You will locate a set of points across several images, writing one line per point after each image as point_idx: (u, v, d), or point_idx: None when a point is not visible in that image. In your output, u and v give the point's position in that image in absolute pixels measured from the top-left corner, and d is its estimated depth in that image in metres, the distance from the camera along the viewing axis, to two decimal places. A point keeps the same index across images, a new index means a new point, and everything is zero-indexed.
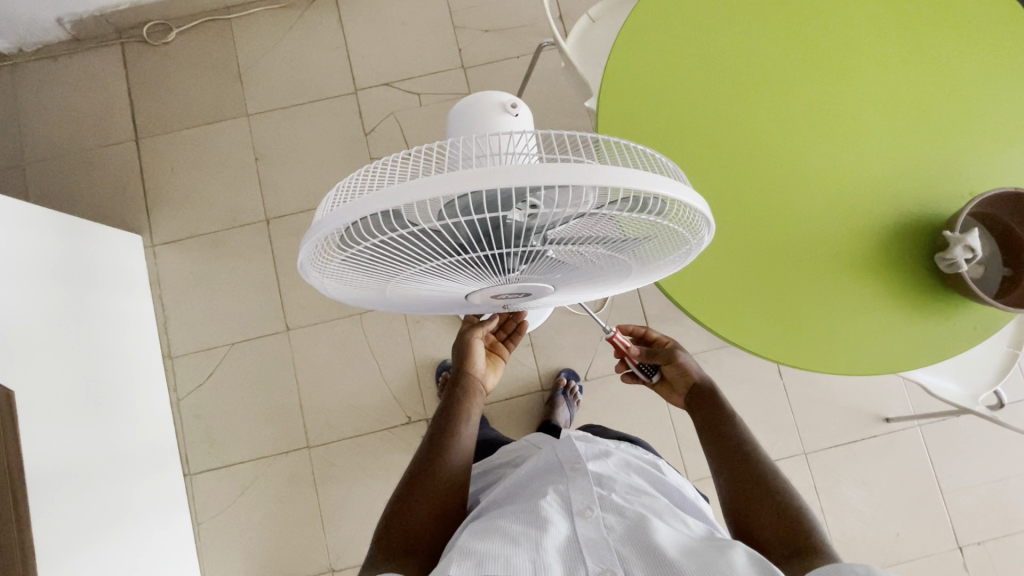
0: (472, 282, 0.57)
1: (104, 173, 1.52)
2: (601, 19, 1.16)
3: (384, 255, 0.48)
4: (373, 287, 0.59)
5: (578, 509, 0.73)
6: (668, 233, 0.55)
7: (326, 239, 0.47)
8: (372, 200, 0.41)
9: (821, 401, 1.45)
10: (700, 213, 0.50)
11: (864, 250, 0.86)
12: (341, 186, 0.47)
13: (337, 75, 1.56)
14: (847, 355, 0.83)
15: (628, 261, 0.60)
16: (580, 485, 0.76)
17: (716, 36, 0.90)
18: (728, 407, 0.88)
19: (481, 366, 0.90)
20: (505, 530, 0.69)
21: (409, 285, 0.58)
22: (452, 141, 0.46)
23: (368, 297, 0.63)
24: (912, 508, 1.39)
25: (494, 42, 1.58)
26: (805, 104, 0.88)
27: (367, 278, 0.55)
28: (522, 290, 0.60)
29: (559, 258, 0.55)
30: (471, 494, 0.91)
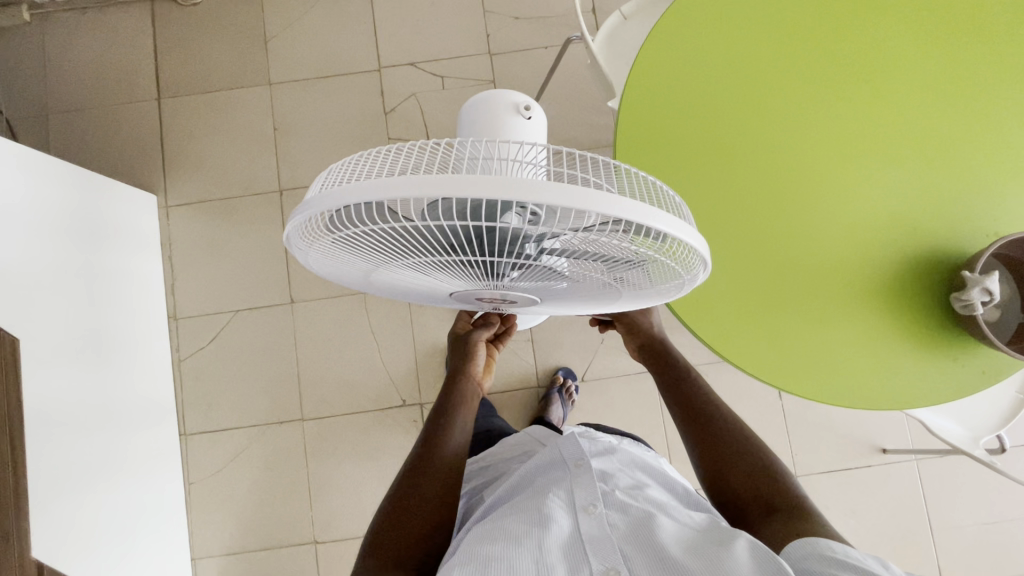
0: (460, 282, 0.57)
1: (124, 129, 1.53)
2: (632, 17, 1.13)
3: (373, 242, 0.48)
4: (361, 270, 0.58)
5: (582, 505, 0.72)
6: (663, 265, 0.53)
7: (315, 217, 0.46)
8: (360, 190, 0.40)
9: (819, 426, 1.43)
10: (698, 252, 0.49)
11: (871, 284, 0.83)
12: (337, 167, 0.47)
13: (361, 51, 1.54)
14: (846, 386, 0.81)
15: (624, 286, 0.59)
16: (584, 480, 0.76)
17: (746, 48, 0.87)
18: (684, 363, 0.88)
19: (480, 371, 0.88)
20: (508, 530, 0.69)
21: (397, 274, 0.57)
22: (458, 139, 0.45)
23: (358, 280, 0.62)
24: (899, 541, 1.38)
25: (523, 32, 1.54)
26: (833, 123, 0.86)
27: (353, 261, 0.55)
28: (511, 296, 0.60)
29: (552, 269, 0.54)
30: (470, 489, 0.90)
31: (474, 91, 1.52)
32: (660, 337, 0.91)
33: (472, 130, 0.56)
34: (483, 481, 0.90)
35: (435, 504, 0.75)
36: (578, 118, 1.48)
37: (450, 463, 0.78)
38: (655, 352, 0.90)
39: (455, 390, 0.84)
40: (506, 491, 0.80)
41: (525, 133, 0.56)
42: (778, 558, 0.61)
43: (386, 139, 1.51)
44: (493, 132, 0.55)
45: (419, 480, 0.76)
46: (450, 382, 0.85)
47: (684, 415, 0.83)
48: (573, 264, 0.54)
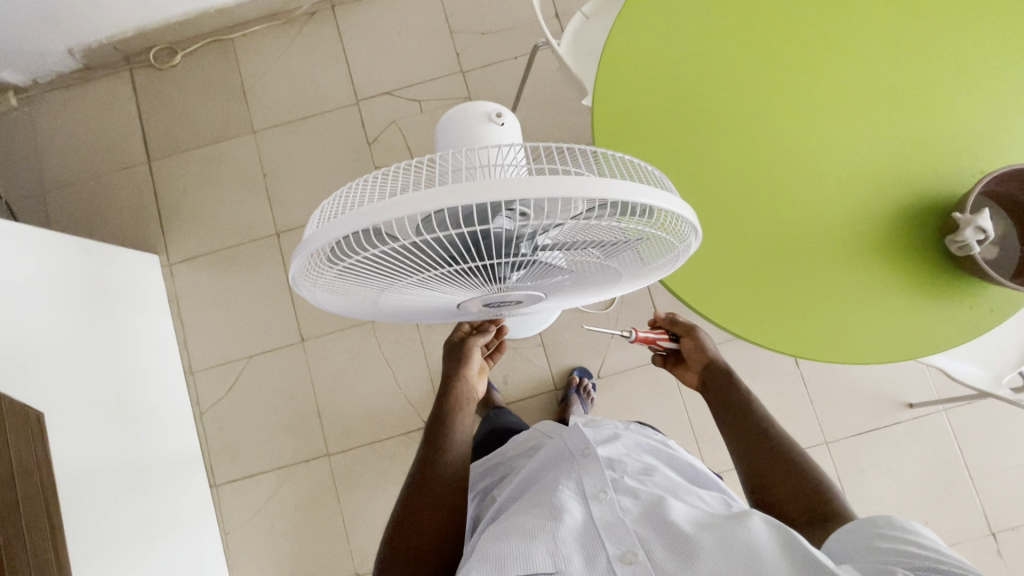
0: (465, 291, 0.58)
1: (119, 196, 1.56)
2: (595, 16, 1.15)
3: (375, 267, 0.49)
4: (368, 297, 0.60)
5: (592, 493, 0.73)
6: (656, 241, 0.55)
7: (315, 254, 0.48)
8: (354, 218, 0.41)
9: (842, 390, 1.42)
10: (688, 221, 0.50)
11: (865, 233, 0.84)
12: (329, 202, 0.48)
13: (338, 88, 1.58)
14: (858, 341, 0.81)
15: (621, 267, 0.60)
16: (592, 469, 0.76)
17: (707, 28, 0.89)
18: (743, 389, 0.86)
19: (475, 374, 0.87)
20: (523, 524, 0.69)
21: (402, 295, 0.59)
22: (438, 154, 0.46)
23: (366, 308, 0.64)
24: (941, 495, 1.36)
25: (492, 45, 1.58)
26: (803, 87, 0.87)
27: (359, 289, 0.56)
28: (516, 298, 0.61)
29: (550, 263, 0.55)
30: (483, 488, 0.91)
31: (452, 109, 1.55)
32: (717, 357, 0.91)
33: (448, 143, 0.58)
34: (493, 479, 0.91)
35: (443, 509, 0.75)
36: (557, 120, 1.50)
37: (458, 470, 0.79)
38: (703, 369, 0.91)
39: (451, 394, 0.84)
40: (518, 489, 0.81)
41: (499, 139, 0.57)
42: (812, 545, 0.59)
43: (373, 168, 1.54)
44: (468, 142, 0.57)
45: (424, 486, 0.76)
46: (445, 387, 0.85)
47: (720, 402, 0.86)
48: (569, 256, 0.55)
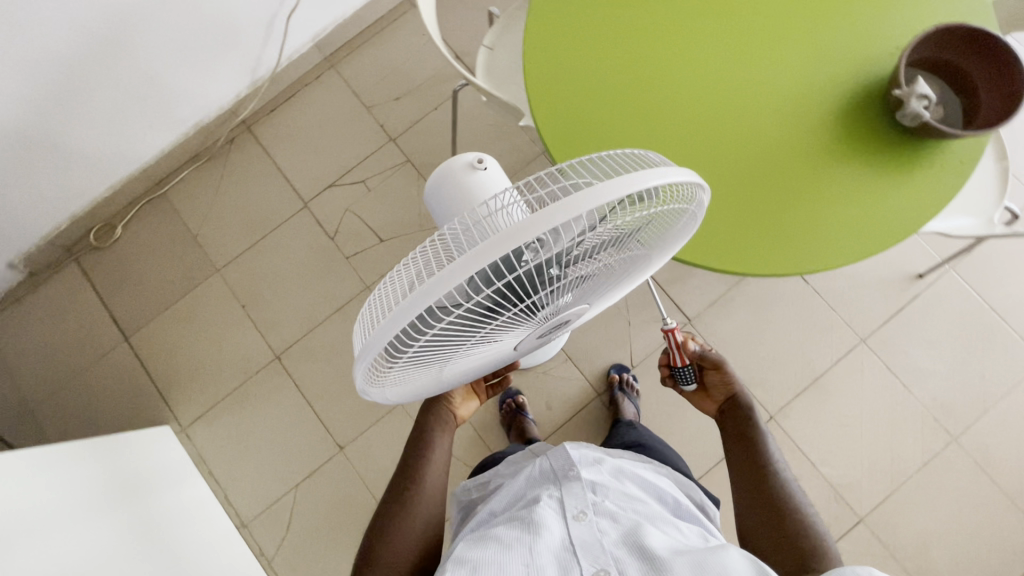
0: (517, 334, 0.58)
1: (108, 383, 1.52)
2: (498, 45, 1.20)
3: (434, 347, 0.49)
4: (426, 380, 0.59)
5: (573, 513, 0.69)
6: (670, 213, 0.55)
7: (374, 359, 0.48)
8: (402, 311, 0.42)
9: (856, 285, 1.46)
10: (693, 184, 0.50)
11: (821, 137, 0.88)
12: (365, 309, 0.48)
13: (283, 198, 1.59)
14: (861, 235, 0.85)
15: (645, 251, 0.60)
16: (574, 488, 0.72)
17: (607, 16, 0.93)
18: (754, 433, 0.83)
19: (457, 396, 0.85)
20: (499, 536, 0.66)
21: (458, 364, 0.58)
22: (445, 227, 0.46)
23: (425, 393, 0.63)
24: (980, 345, 1.41)
25: (410, 106, 1.62)
26: (713, 35, 0.92)
27: (418, 375, 0.56)
28: (563, 319, 0.60)
29: (583, 274, 0.55)
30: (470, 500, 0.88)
31: (398, 175, 1.58)
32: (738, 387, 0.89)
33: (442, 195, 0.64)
34: (480, 493, 0.88)
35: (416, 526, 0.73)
36: (497, 150, 1.54)
37: (434, 508, 0.76)
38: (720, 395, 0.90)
39: (431, 415, 0.82)
40: (497, 504, 0.77)
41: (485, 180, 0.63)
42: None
43: (345, 259, 1.54)
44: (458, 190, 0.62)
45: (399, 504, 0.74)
46: (427, 408, 0.83)
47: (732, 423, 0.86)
48: (598, 261, 0.55)
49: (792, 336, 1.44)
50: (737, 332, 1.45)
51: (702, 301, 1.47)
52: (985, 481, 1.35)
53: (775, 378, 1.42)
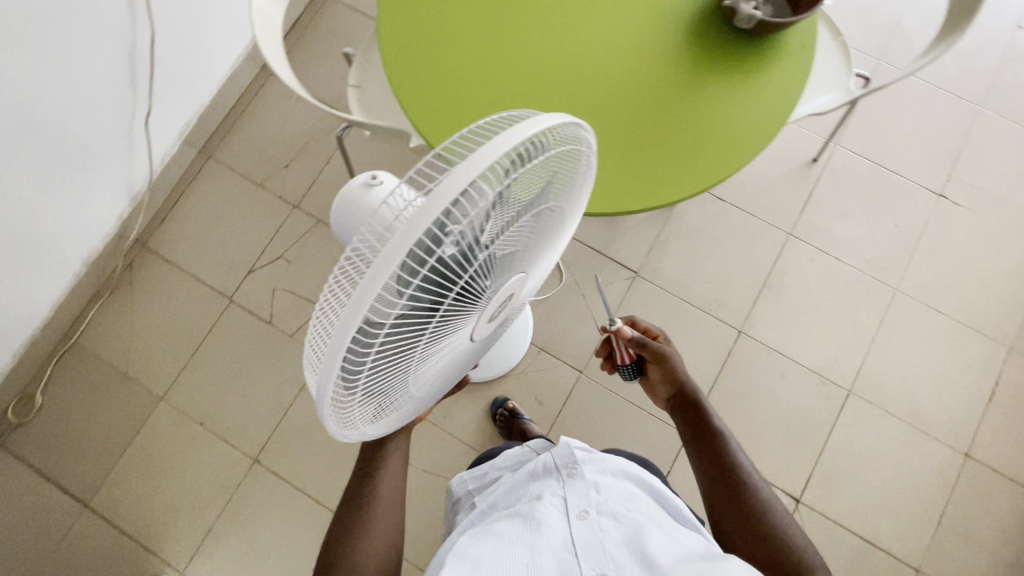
0: (472, 323, 0.57)
1: (78, 564, 1.36)
2: (364, 80, 1.21)
3: (388, 362, 0.48)
4: (401, 402, 0.57)
5: (576, 513, 0.70)
6: (570, 158, 0.54)
7: (334, 397, 0.47)
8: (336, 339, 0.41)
9: (767, 188, 1.56)
10: (575, 126, 0.49)
11: (680, 64, 0.94)
12: (309, 348, 0.47)
13: (206, 301, 1.51)
14: (747, 135, 0.92)
15: (565, 203, 0.60)
16: (577, 488, 0.73)
17: (453, 17, 0.96)
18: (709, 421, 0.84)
19: None
20: (500, 532, 0.68)
21: (427, 375, 0.57)
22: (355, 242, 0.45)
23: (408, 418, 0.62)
24: (885, 200, 1.54)
25: (302, 168, 1.59)
26: (554, 4, 0.97)
27: (390, 400, 0.54)
28: (511, 293, 0.60)
29: (510, 244, 0.54)
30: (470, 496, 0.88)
31: (315, 237, 1.54)
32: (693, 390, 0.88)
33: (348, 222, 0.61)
34: (477, 483, 0.89)
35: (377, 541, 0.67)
36: None
37: (393, 522, 0.69)
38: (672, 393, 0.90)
39: None
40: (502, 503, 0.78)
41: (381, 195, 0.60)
42: None
43: (292, 336, 1.49)
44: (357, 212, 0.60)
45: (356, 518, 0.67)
46: None
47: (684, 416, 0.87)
48: (519, 227, 0.54)
49: (730, 252, 1.52)
50: (683, 267, 1.51)
51: (641, 250, 1.52)
52: (935, 315, 1.47)
53: (730, 295, 1.49)
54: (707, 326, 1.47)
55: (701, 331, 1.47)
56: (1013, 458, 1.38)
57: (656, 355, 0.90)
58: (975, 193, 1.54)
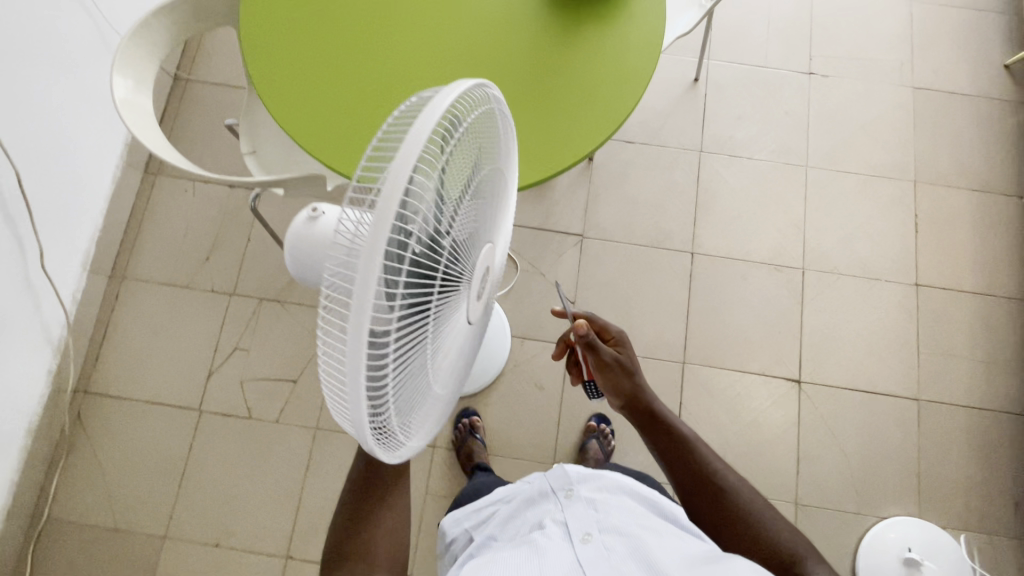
0: (462, 309, 0.58)
1: None
2: (258, 144, 1.18)
3: (405, 375, 0.49)
4: (430, 411, 0.58)
5: (579, 534, 0.71)
6: (488, 121, 0.56)
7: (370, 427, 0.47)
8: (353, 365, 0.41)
9: (665, 118, 1.65)
10: (479, 87, 0.51)
11: (546, 36, 1.02)
12: (327, 397, 0.48)
13: (175, 421, 1.42)
14: (631, 73, 1.01)
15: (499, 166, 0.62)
16: (575, 509, 0.75)
17: (333, 61, 1.00)
18: (686, 435, 0.85)
19: None
20: (502, 562, 0.68)
21: (440, 375, 0.58)
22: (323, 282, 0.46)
23: (441, 423, 0.63)
24: (768, 93, 1.67)
25: (225, 253, 1.53)
26: (420, 20, 1.02)
27: (419, 412, 0.55)
28: (484, 267, 0.61)
29: (468, 220, 0.55)
30: (466, 535, 0.87)
31: (265, 316, 1.49)
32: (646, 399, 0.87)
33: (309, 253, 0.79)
34: (473, 522, 0.87)
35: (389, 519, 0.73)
36: None
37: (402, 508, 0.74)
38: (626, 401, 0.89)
39: None
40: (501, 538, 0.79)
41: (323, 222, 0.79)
42: None
43: (278, 420, 1.43)
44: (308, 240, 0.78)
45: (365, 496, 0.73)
46: None
47: (647, 431, 0.87)
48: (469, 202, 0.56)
49: (657, 185, 1.59)
50: (622, 215, 1.57)
51: (579, 213, 1.57)
52: (847, 176, 1.60)
53: (672, 225, 1.57)
54: (662, 259, 1.54)
55: (658, 265, 1.53)
56: (955, 274, 1.53)
57: (607, 366, 0.89)
58: (838, 61, 1.70)
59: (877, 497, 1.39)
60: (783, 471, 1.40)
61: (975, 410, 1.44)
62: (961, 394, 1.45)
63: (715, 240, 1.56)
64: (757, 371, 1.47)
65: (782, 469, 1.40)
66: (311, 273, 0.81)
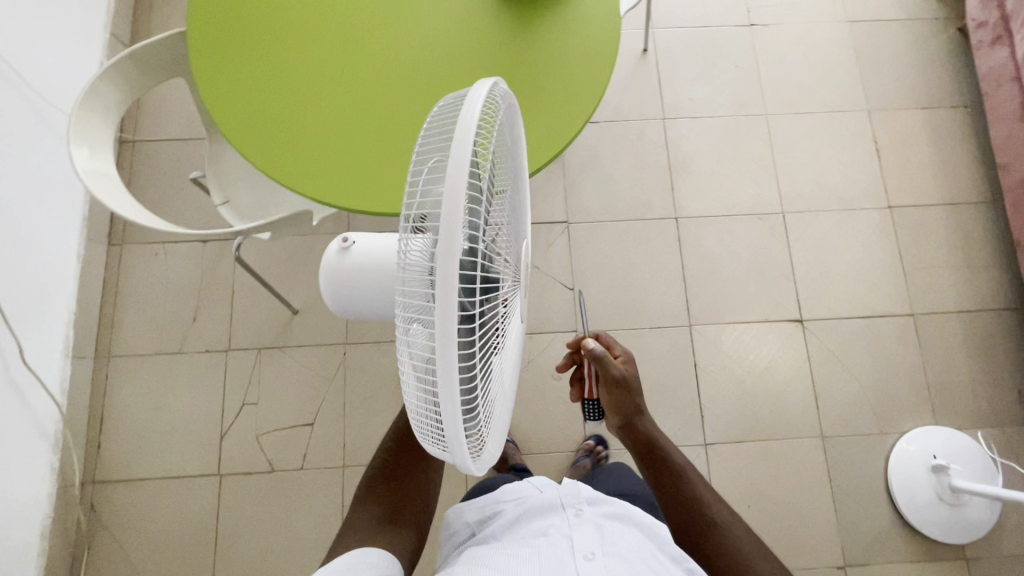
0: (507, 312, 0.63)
1: None
2: (230, 191, 1.14)
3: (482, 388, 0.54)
4: (500, 411, 0.64)
5: (583, 553, 0.67)
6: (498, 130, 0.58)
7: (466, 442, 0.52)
8: (444, 383, 0.46)
9: (624, 93, 1.67)
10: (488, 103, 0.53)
11: (507, 29, 1.02)
12: (420, 425, 0.53)
13: (196, 490, 1.37)
14: (597, 50, 1.01)
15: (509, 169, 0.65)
16: (582, 527, 0.70)
17: (298, 91, 0.97)
18: (681, 462, 0.86)
19: None
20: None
21: (502, 376, 0.64)
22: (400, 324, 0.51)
23: (508, 419, 0.68)
24: (715, 51, 1.71)
25: (212, 310, 1.48)
26: (378, 35, 1.01)
27: (494, 416, 0.60)
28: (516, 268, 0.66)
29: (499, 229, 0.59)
30: (462, 525, 0.80)
31: (267, 365, 1.45)
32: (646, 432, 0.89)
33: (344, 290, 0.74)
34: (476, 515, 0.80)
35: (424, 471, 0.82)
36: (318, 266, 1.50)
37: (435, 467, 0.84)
38: (629, 427, 0.90)
39: None
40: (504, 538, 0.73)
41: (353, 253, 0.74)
42: None
43: (303, 466, 1.39)
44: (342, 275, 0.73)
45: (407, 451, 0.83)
46: None
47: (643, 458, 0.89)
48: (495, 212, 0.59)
49: (629, 159, 1.61)
50: (602, 194, 1.59)
51: (560, 201, 1.58)
52: (805, 117, 1.66)
53: (651, 194, 1.59)
54: (649, 229, 1.56)
55: (647, 236, 1.56)
56: (921, 189, 1.60)
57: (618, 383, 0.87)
58: (773, 10, 1.75)
59: (895, 413, 1.44)
60: (805, 409, 1.45)
61: (965, 313, 1.51)
62: (950, 301, 1.52)
63: (695, 202, 1.59)
64: (760, 318, 1.51)
65: (803, 407, 1.44)
66: (353, 304, 0.75)
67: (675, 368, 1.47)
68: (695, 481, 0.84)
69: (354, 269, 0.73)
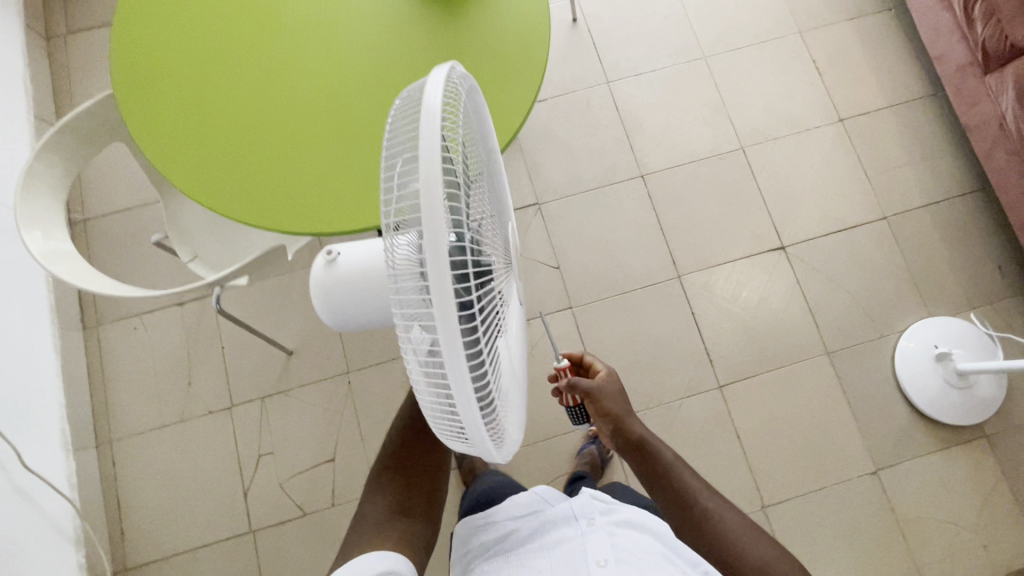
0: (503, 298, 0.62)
1: None
2: (196, 246, 1.12)
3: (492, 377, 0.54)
4: (514, 396, 0.64)
5: (595, 560, 0.74)
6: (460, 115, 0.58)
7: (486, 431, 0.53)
8: (456, 378, 0.45)
9: (563, 65, 1.67)
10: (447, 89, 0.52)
11: (437, 22, 1.01)
12: (438, 424, 0.53)
13: (232, 552, 1.34)
14: (530, 24, 1.01)
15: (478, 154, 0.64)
16: (593, 536, 0.77)
17: (243, 128, 0.95)
18: (667, 455, 0.82)
19: None
20: None
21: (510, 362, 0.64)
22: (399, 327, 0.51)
23: (525, 403, 0.68)
24: (642, 5, 1.72)
25: (205, 370, 1.45)
26: (311, 54, 0.99)
27: (510, 401, 0.61)
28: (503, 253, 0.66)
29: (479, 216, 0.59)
30: (479, 545, 0.84)
31: (274, 410, 1.42)
32: (636, 432, 0.82)
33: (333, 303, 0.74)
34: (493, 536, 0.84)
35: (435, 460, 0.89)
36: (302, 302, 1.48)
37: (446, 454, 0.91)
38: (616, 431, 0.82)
39: None
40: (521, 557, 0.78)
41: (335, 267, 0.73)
42: None
43: (332, 502, 1.37)
44: (328, 289, 0.73)
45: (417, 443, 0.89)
46: None
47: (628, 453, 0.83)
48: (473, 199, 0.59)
49: (583, 129, 1.62)
50: (565, 168, 1.59)
51: (526, 184, 1.58)
52: (742, 51, 1.68)
53: (612, 158, 1.60)
54: (618, 192, 1.57)
55: (617, 199, 1.57)
56: (866, 97, 1.64)
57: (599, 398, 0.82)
58: None
59: (889, 314, 1.48)
60: (805, 329, 1.47)
61: (933, 204, 1.55)
62: (916, 197, 1.56)
63: (656, 156, 1.61)
64: (744, 253, 1.53)
65: (803, 328, 1.47)
66: (349, 316, 0.74)
67: (673, 320, 1.49)
68: (682, 472, 0.81)
69: (342, 280, 0.72)
